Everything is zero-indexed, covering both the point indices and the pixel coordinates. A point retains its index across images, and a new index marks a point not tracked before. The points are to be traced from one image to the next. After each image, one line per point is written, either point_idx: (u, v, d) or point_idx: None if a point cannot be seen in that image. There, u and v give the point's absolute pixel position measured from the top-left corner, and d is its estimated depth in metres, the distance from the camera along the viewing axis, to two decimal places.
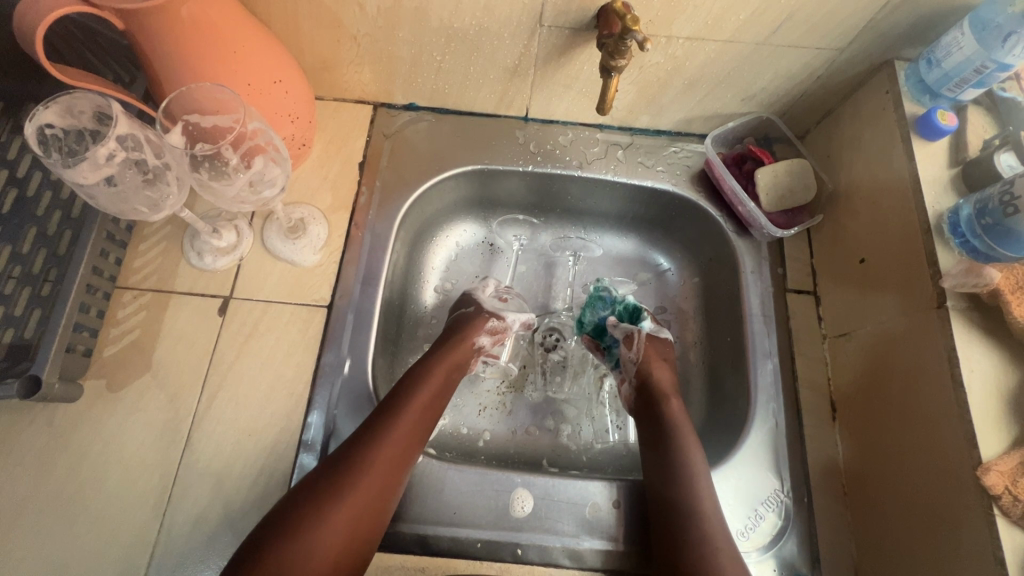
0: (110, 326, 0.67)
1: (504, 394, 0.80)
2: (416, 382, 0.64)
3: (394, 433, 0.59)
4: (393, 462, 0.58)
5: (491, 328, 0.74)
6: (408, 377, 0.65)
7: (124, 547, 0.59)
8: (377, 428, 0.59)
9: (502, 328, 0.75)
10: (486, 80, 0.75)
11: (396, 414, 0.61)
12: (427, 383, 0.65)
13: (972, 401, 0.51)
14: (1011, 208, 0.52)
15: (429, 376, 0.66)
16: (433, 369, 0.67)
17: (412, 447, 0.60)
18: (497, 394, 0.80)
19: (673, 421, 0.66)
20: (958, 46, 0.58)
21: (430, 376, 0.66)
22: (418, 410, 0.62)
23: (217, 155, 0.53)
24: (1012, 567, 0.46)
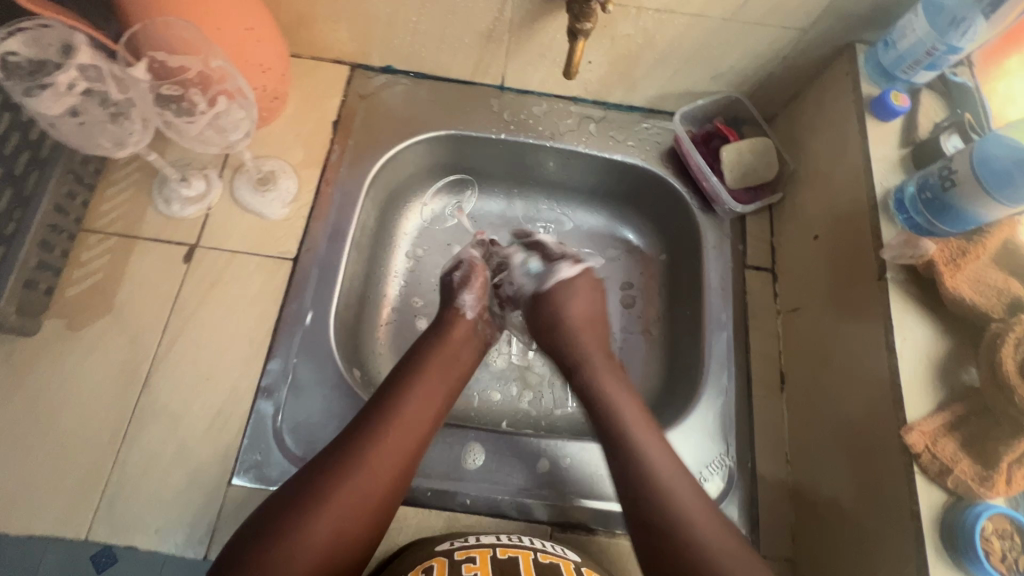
0: (74, 267, 0.67)
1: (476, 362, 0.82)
2: (419, 371, 0.63)
3: (396, 422, 0.58)
4: (402, 440, 0.57)
5: (459, 278, 0.74)
6: (416, 358, 0.64)
7: (76, 482, 0.59)
8: (377, 419, 0.58)
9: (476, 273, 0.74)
10: (462, 44, 0.76)
11: (398, 403, 0.59)
12: (432, 375, 0.63)
13: (902, 366, 0.54)
14: (948, 182, 0.54)
15: (432, 364, 0.64)
16: (437, 357, 0.65)
17: (419, 439, 0.59)
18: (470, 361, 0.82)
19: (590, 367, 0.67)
20: (912, 28, 0.59)
21: (437, 358, 0.64)
22: (420, 399, 0.60)
23: (185, 96, 0.57)
24: (926, 521, 0.49)
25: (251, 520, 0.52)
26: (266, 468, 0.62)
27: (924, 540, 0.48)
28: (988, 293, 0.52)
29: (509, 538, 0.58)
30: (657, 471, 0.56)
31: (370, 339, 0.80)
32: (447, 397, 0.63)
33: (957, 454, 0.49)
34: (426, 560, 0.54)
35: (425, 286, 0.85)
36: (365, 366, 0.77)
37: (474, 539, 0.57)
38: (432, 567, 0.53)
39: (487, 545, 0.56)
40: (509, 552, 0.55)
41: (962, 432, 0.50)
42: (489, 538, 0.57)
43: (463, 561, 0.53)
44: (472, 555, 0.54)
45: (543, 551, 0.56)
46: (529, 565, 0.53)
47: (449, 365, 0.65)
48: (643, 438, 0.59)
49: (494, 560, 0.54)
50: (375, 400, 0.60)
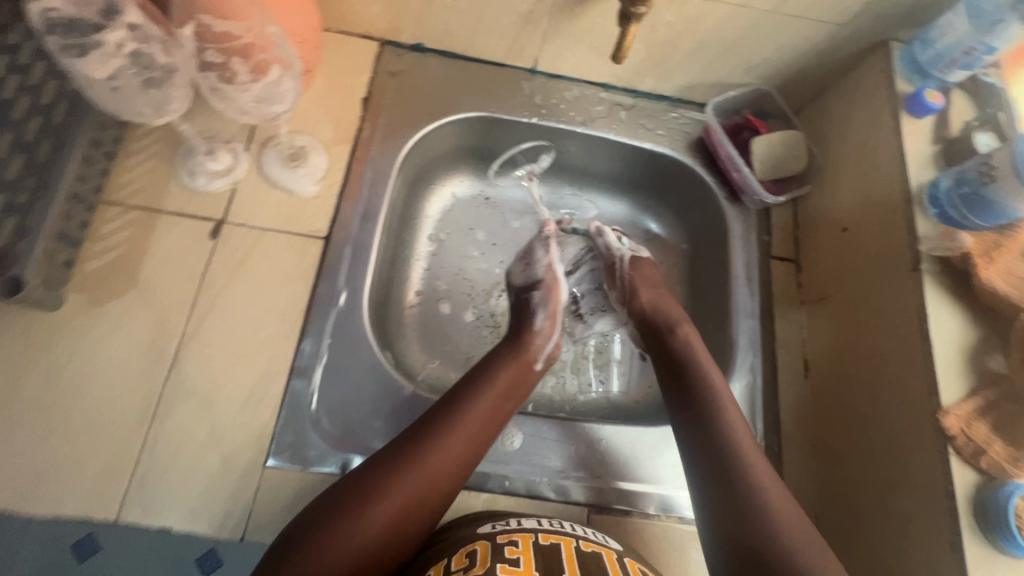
0: (94, 240, 0.64)
1: None
2: (490, 378, 0.62)
3: (467, 423, 0.57)
4: (468, 443, 0.56)
5: (539, 298, 0.72)
6: (484, 368, 0.64)
7: (104, 463, 0.57)
8: (450, 415, 0.57)
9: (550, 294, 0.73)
10: (499, 25, 0.74)
11: (470, 406, 0.58)
12: (501, 384, 0.62)
13: (936, 352, 0.56)
14: (987, 178, 0.56)
15: (501, 373, 0.63)
16: (511, 361, 0.66)
17: (488, 436, 0.59)
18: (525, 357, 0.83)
19: (693, 359, 0.65)
20: (953, 27, 0.62)
21: (505, 368, 0.64)
22: (489, 405, 0.60)
23: (227, 64, 0.54)
24: (960, 499, 0.51)
25: (315, 504, 0.50)
26: (302, 449, 0.60)
27: (958, 517, 0.51)
28: (1018, 284, 0.55)
29: (548, 524, 0.55)
30: (765, 498, 0.52)
31: (396, 322, 0.79)
32: (516, 399, 0.63)
33: (991, 437, 0.52)
34: (468, 543, 0.50)
35: (450, 271, 0.84)
36: (392, 348, 0.76)
37: (516, 522, 0.54)
38: (475, 551, 0.49)
39: (528, 530, 0.52)
40: (550, 537, 0.52)
41: (994, 415, 0.53)
42: (531, 523, 0.54)
43: (505, 544, 0.49)
44: (513, 539, 0.50)
45: (586, 539, 0.53)
46: (571, 551, 0.50)
47: (521, 368, 0.66)
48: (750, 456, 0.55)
49: (536, 545, 0.50)
50: (447, 399, 0.60)
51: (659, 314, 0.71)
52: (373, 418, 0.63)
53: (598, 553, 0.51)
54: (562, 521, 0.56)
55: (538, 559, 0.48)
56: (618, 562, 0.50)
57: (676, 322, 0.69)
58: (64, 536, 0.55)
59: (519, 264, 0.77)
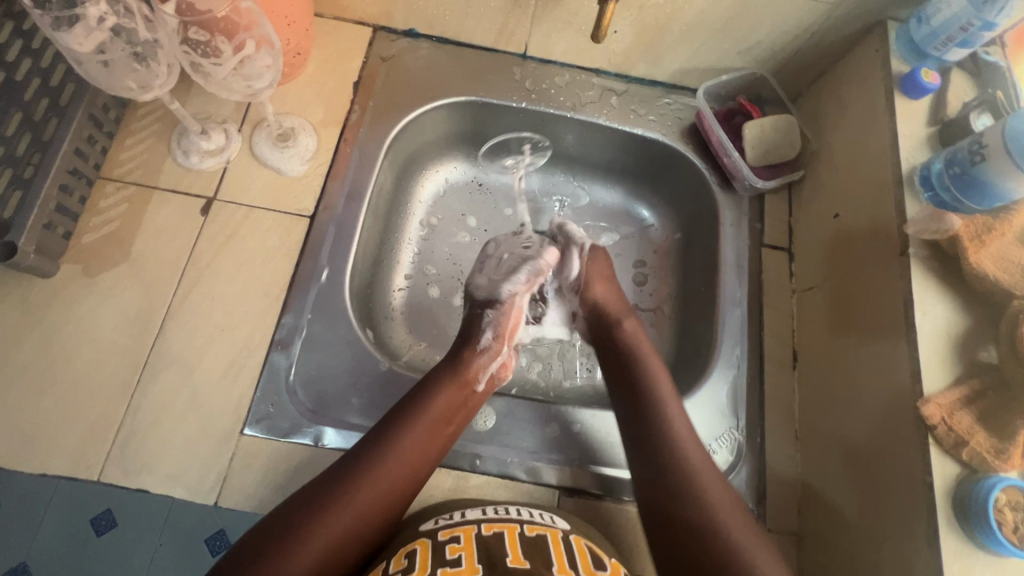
0: (91, 213, 0.67)
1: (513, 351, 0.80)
2: (431, 395, 0.60)
3: (401, 448, 0.56)
4: (402, 469, 0.55)
5: (493, 317, 0.70)
6: (425, 382, 0.62)
7: (89, 424, 0.60)
8: (383, 442, 0.56)
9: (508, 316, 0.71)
10: (488, 8, 0.75)
11: (405, 428, 0.57)
12: (443, 401, 0.60)
13: (921, 339, 0.54)
14: (978, 157, 0.54)
15: (443, 390, 0.61)
16: (452, 381, 0.62)
17: (421, 465, 0.57)
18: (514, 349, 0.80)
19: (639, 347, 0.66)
20: (949, 3, 0.60)
21: (448, 384, 0.62)
22: (428, 426, 0.58)
23: (212, 42, 0.55)
24: (939, 491, 0.49)
25: (241, 540, 0.49)
26: (277, 419, 0.62)
27: (935, 509, 0.49)
28: (1011, 270, 0.53)
29: (493, 510, 0.55)
30: (708, 489, 0.53)
31: (383, 302, 0.80)
32: (460, 417, 0.61)
33: (973, 427, 0.49)
34: (410, 541, 0.51)
35: (439, 255, 0.85)
36: (376, 327, 0.77)
37: (459, 516, 0.54)
38: (415, 551, 0.49)
39: (472, 522, 0.53)
40: (494, 527, 0.52)
41: (979, 405, 0.50)
42: (474, 513, 0.54)
43: (447, 541, 0.50)
44: (455, 534, 0.51)
45: (531, 523, 0.53)
46: (514, 538, 0.51)
47: (462, 393, 0.62)
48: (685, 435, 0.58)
49: (478, 538, 0.50)
50: (383, 421, 0.58)
51: (607, 306, 0.71)
52: (349, 392, 0.64)
53: (541, 535, 0.52)
54: (507, 505, 0.56)
55: (480, 552, 0.49)
56: (560, 544, 0.51)
57: (621, 316, 0.70)
58: (61, 507, 0.57)
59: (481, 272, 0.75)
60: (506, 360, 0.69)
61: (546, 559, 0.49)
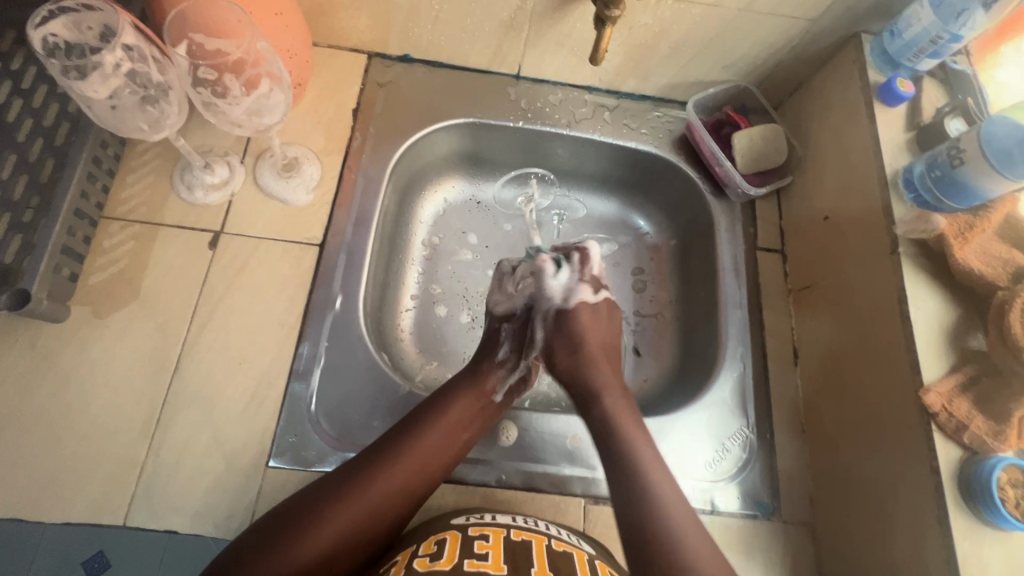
0: (97, 254, 0.67)
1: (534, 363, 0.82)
2: (449, 402, 0.62)
3: (415, 450, 0.57)
4: (413, 471, 0.56)
5: (512, 333, 0.71)
6: (444, 390, 0.64)
7: (110, 468, 0.59)
8: (400, 442, 0.57)
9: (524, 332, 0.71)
10: (482, 33, 0.77)
11: (421, 433, 0.59)
12: (459, 409, 0.62)
13: (917, 332, 0.57)
14: (957, 160, 0.58)
15: (461, 398, 0.63)
16: (471, 389, 0.64)
17: (434, 469, 0.58)
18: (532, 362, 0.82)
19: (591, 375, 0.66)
20: (918, 18, 0.64)
21: (464, 392, 0.64)
22: (442, 433, 0.59)
23: (221, 81, 0.56)
24: (944, 475, 0.52)
25: (252, 528, 0.51)
26: (302, 449, 0.62)
27: (943, 492, 0.52)
28: (994, 264, 0.56)
29: (523, 522, 0.58)
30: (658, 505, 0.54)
31: (392, 324, 0.80)
32: (474, 428, 0.63)
33: (971, 412, 0.53)
34: (440, 533, 0.54)
35: (444, 274, 0.86)
36: (389, 350, 0.77)
37: (490, 518, 0.57)
38: (444, 540, 0.53)
39: (500, 526, 0.56)
40: (522, 534, 0.55)
41: (975, 391, 0.54)
42: (505, 519, 0.57)
43: (476, 537, 0.53)
44: (485, 533, 0.54)
45: (558, 539, 0.55)
46: (541, 547, 0.53)
47: (479, 400, 0.64)
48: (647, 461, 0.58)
49: (506, 540, 0.53)
50: (402, 424, 0.60)
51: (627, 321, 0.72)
52: (371, 418, 0.65)
53: (567, 552, 0.53)
54: (538, 519, 0.59)
55: (505, 552, 0.51)
56: (585, 563, 0.52)
57: None
58: (87, 555, 0.56)
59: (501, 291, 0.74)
60: (525, 373, 0.70)
61: (571, 569, 0.50)
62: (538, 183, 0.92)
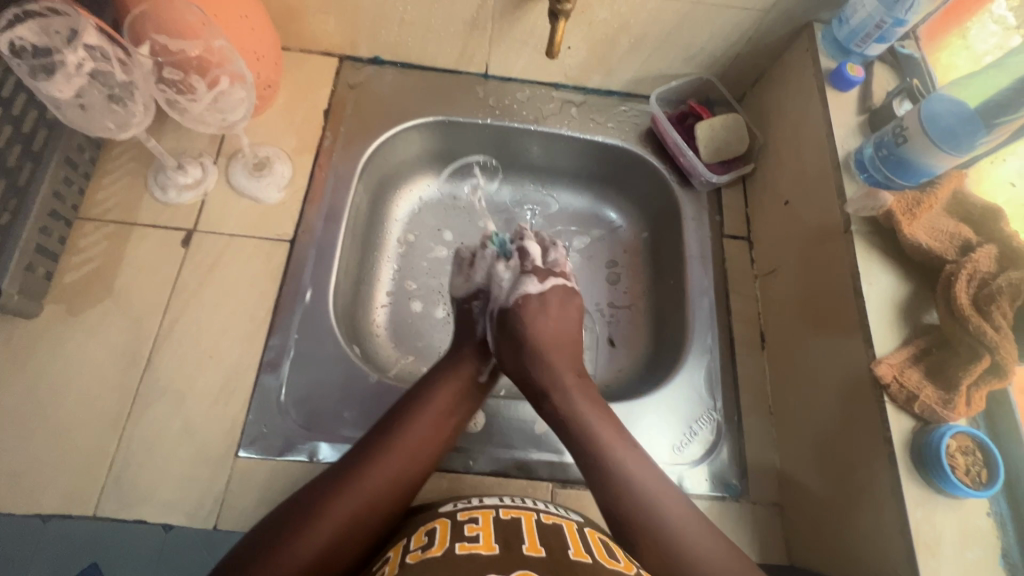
0: (72, 253, 0.68)
1: None
2: (436, 386, 0.63)
3: (407, 435, 0.58)
4: (408, 456, 0.57)
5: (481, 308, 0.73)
6: (429, 377, 0.65)
7: (82, 461, 0.60)
8: (392, 429, 0.58)
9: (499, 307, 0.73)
10: (448, 33, 0.79)
11: (411, 418, 0.59)
12: (447, 393, 0.63)
13: (869, 307, 0.58)
14: (901, 139, 0.60)
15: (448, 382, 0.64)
16: (452, 380, 0.64)
17: (426, 454, 0.58)
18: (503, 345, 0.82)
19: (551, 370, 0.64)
20: (862, 4, 0.66)
21: (451, 376, 0.65)
22: (432, 416, 0.60)
23: (185, 80, 0.59)
24: (897, 444, 0.53)
25: (247, 536, 0.50)
26: (271, 439, 0.63)
27: (897, 461, 0.53)
28: (941, 238, 0.58)
29: (511, 501, 0.57)
30: (644, 492, 0.55)
31: (367, 319, 0.82)
32: (463, 412, 0.63)
33: (922, 382, 0.54)
34: (429, 522, 0.53)
35: (418, 269, 0.87)
36: (362, 344, 0.78)
37: (477, 501, 0.56)
38: (435, 530, 0.51)
39: (489, 507, 0.55)
40: (510, 512, 0.54)
41: (926, 361, 0.55)
42: (493, 500, 0.57)
43: (465, 522, 0.52)
44: (474, 516, 0.53)
45: (546, 512, 0.55)
46: (531, 522, 0.52)
47: (462, 391, 0.64)
48: (612, 447, 0.58)
49: (496, 520, 0.52)
50: (391, 413, 0.60)
51: None
52: (340, 407, 0.66)
53: (558, 524, 0.53)
54: (524, 498, 0.59)
55: (496, 532, 0.50)
56: (575, 533, 0.52)
57: None
58: (56, 544, 0.57)
59: (459, 273, 0.75)
60: None
61: (563, 543, 0.50)
62: (482, 172, 0.92)
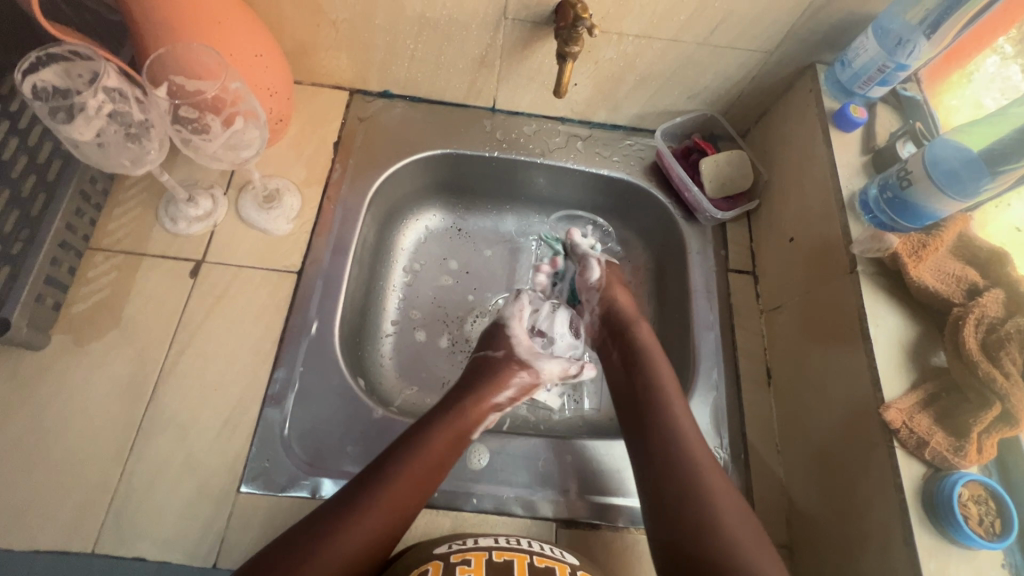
0: (81, 284, 0.69)
1: None
2: (432, 433, 0.62)
3: (395, 484, 0.56)
4: (395, 504, 0.55)
5: (527, 379, 0.73)
6: (424, 423, 0.63)
7: (83, 496, 0.60)
8: (382, 475, 0.56)
9: (534, 380, 0.74)
10: (456, 69, 0.81)
11: (403, 465, 0.58)
12: (440, 441, 0.61)
13: (876, 348, 0.58)
14: (905, 182, 0.60)
15: (442, 430, 0.62)
16: (451, 420, 0.64)
17: (412, 505, 0.57)
18: None
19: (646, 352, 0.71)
20: (864, 48, 0.67)
21: (448, 424, 0.63)
22: (424, 466, 0.59)
23: (201, 118, 0.60)
24: (907, 491, 0.52)
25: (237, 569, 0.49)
26: (273, 474, 0.62)
27: (908, 508, 0.52)
28: (949, 280, 0.58)
29: (506, 541, 0.56)
30: (700, 470, 0.58)
31: (372, 350, 0.81)
32: (452, 461, 0.62)
33: (931, 428, 0.53)
34: (422, 563, 0.53)
35: (424, 300, 0.87)
36: (367, 375, 0.78)
37: (472, 542, 0.55)
38: (427, 571, 0.51)
39: (484, 548, 0.54)
40: (504, 554, 0.53)
41: (934, 407, 0.54)
42: (487, 541, 0.56)
43: (458, 563, 0.51)
44: (467, 558, 0.52)
45: (540, 555, 0.54)
46: (524, 567, 0.52)
47: (457, 434, 0.63)
48: (684, 423, 0.63)
49: (489, 563, 0.52)
50: (383, 455, 0.59)
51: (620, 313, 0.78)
52: (343, 442, 0.65)
53: (551, 569, 0.53)
54: (521, 538, 0.58)
55: None
56: None
57: (635, 320, 0.76)
58: None
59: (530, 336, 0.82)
60: (522, 387, 0.72)
61: None
62: (499, 207, 0.94)
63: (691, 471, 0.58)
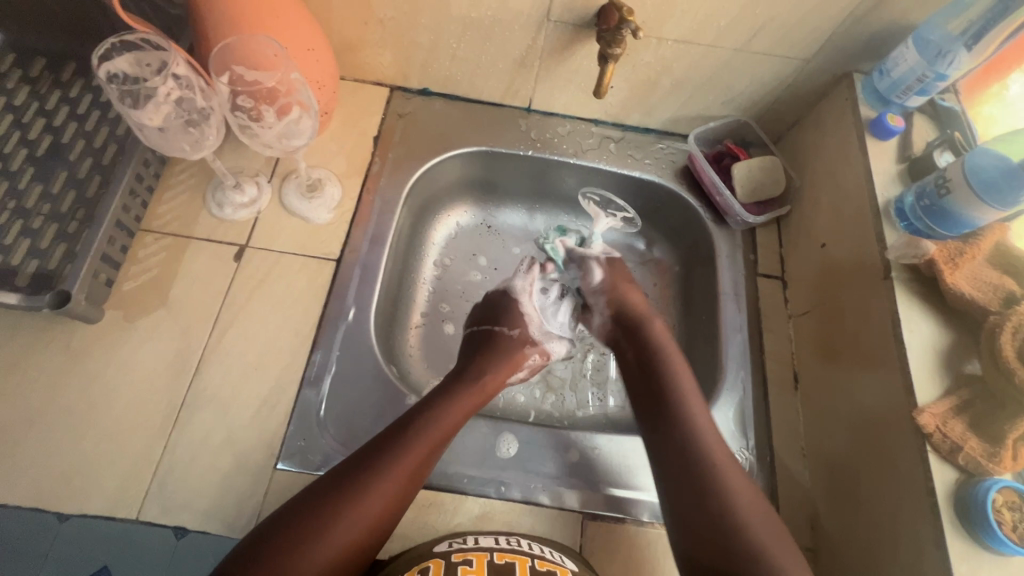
0: (131, 263, 0.72)
1: (539, 385, 0.83)
2: (447, 404, 0.64)
3: (414, 449, 0.58)
4: (413, 468, 0.58)
5: (535, 362, 0.76)
6: (440, 394, 0.65)
7: (127, 465, 0.62)
8: (402, 441, 0.59)
9: (543, 361, 0.78)
10: (496, 69, 0.83)
11: (420, 434, 0.60)
12: (455, 412, 0.63)
13: (910, 352, 0.59)
14: (943, 190, 0.61)
15: (456, 403, 0.64)
16: (465, 395, 0.66)
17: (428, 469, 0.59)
18: (541, 382, 0.83)
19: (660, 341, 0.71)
20: (903, 58, 0.68)
21: (463, 396, 0.65)
22: (441, 433, 0.61)
23: (256, 108, 0.63)
24: (940, 496, 0.53)
25: (261, 530, 0.52)
26: (309, 453, 0.64)
27: (940, 514, 0.52)
28: (985, 288, 0.59)
29: (507, 542, 0.57)
30: (711, 453, 0.60)
31: (403, 340, 0.83)
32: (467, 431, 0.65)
33: (966, 433, 0.54)
34: (422, 560, 0.54)
35: (452, 293, 0.89)
36: (398, 364, 0.80)
37: (473, 542, 0.57)
38: (428, 568, 0.52)
39: (485, 549, 0.55)
40: (506, 556, 0.54)
41: (968, 413, 0.55)
42: (488, 541, 0.57)
43: (460, 563, 0.53)
44: (468, 558, 0.54)
45: (541, 558, 0.55)
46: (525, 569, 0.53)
47: (471, 407, 0.66)
48: (691, 404, 0.64)
49: (490, 564, 0.53)
50: (402, 421, 0.61)
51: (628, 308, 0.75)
52: (376, 425, 0.67)
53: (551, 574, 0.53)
54: (520, 539, 0.59)
55: None
56: None
57: (647, 313, 0.75)
58: (98, 545, 0.58)
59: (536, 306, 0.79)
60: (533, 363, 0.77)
61: None
62: (528, 207, 0.95)
63: (706, 461, 0.59)
